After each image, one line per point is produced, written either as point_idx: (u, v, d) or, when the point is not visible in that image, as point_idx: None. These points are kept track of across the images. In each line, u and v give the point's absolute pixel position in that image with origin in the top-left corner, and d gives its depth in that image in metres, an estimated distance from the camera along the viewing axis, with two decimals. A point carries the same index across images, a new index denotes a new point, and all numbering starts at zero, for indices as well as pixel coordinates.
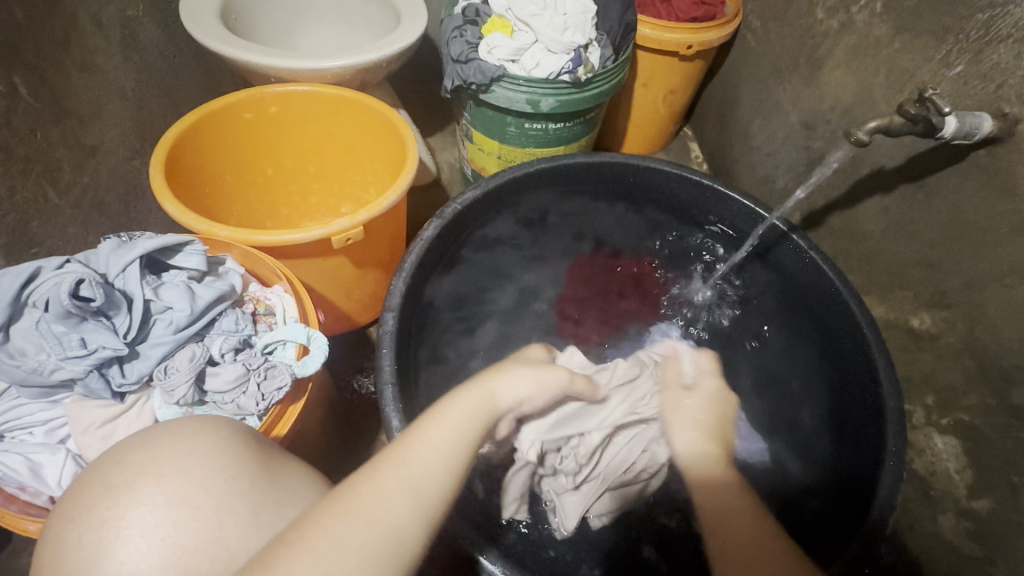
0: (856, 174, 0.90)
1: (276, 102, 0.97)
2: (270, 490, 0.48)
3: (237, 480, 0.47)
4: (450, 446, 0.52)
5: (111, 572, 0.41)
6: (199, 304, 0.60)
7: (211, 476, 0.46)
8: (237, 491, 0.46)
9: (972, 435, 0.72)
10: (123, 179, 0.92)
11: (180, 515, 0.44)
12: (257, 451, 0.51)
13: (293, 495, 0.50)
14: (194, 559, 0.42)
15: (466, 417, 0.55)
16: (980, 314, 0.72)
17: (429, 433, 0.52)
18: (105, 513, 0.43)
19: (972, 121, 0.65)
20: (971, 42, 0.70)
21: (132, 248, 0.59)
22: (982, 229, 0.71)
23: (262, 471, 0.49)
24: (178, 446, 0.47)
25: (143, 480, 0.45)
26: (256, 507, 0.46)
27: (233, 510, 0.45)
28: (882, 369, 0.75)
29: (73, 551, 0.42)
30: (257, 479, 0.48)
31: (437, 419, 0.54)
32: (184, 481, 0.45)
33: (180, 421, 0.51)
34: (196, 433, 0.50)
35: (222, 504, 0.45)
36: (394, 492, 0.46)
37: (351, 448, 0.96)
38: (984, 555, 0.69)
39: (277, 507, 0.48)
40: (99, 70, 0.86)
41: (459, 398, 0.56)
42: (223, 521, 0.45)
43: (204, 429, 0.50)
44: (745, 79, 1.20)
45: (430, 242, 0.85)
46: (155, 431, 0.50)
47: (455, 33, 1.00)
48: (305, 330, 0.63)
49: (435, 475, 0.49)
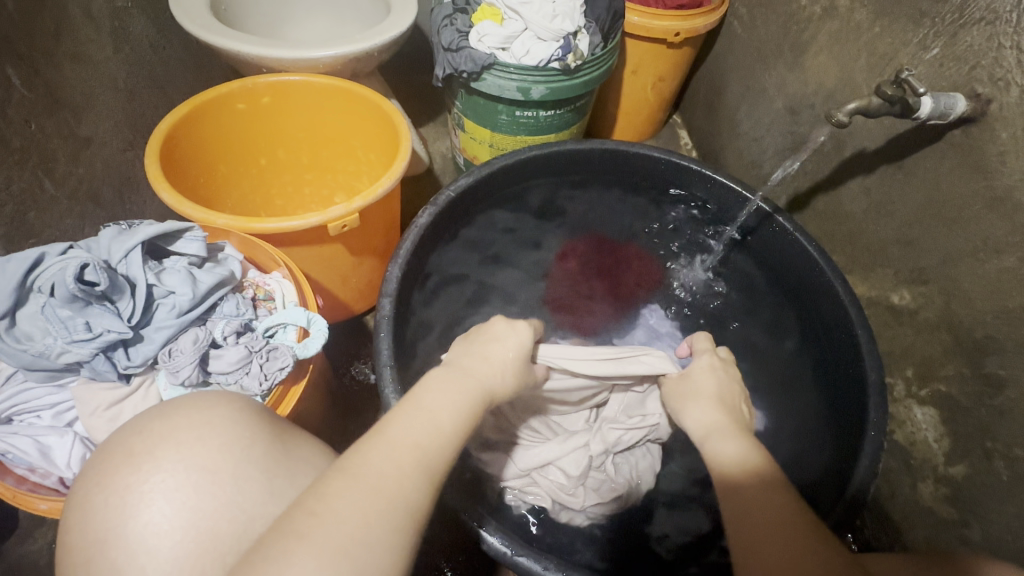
0: (838, 157, 0.93)
1: (268, 92, 0.98)
2: (282, 457, 0.53)
3: (251, 448, 0.51)
4: (448, 419, 0.54)
5: (135, 532, 0.45)
6: (201, 288, 0.61)
7: (228, 444, 0.51)
8: (251, 459, 0.51)
9: (949, 405, 0.75)
10: (118, 170, 0.93)
11: (198, 480, 0.48)
12: (267, 425, 0.56)
13: (305, 466, 0.54)
14: (212, 520, 0.46)
15: (459, 392, 0.57)
16: (956, 287, 0.74)
17: (429, 403, 0.55)
18: (129, 478, 0.48)
19: (946, 102, 0.67)
20: (946, 25, 0.73)
21: (133, 234, 0.60)
22: (957, 207, 0.74)
23: (274, 442, 0.54)
24: (195, 418, 0.52)
25: (164, 449, 0.50)
26: (270, 473, 0.51)
27: (249, 477, 0.50)
28: (865, 343, 0.78)
29: (101, 513, 0.47)
30: (269, 448, 0.53)
31: (427, 392, 0.56)
32: (202, 449, 0.50)
33: (199, 395, 0.55)
34: (211, 407, 0.54)
35: (238, 470, 0.50)
36: (404, 457, 0.49)
37: (351, 432, 0.98)
38: (960, 518, 0.73)
39: (288, 474, 0.52)
40: (90, 61, 0.86)
41: (449, 377, 0.59)
42: (238, 485, 0.49)
43: (219, 403, 0.55)
44: (732, 65, 1.22)
45: (425, 228, 0.87)
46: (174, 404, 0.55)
47: (445, 22, 1.02)
48: (305, 313, 0.65)
49: (436, 437, 0.52)
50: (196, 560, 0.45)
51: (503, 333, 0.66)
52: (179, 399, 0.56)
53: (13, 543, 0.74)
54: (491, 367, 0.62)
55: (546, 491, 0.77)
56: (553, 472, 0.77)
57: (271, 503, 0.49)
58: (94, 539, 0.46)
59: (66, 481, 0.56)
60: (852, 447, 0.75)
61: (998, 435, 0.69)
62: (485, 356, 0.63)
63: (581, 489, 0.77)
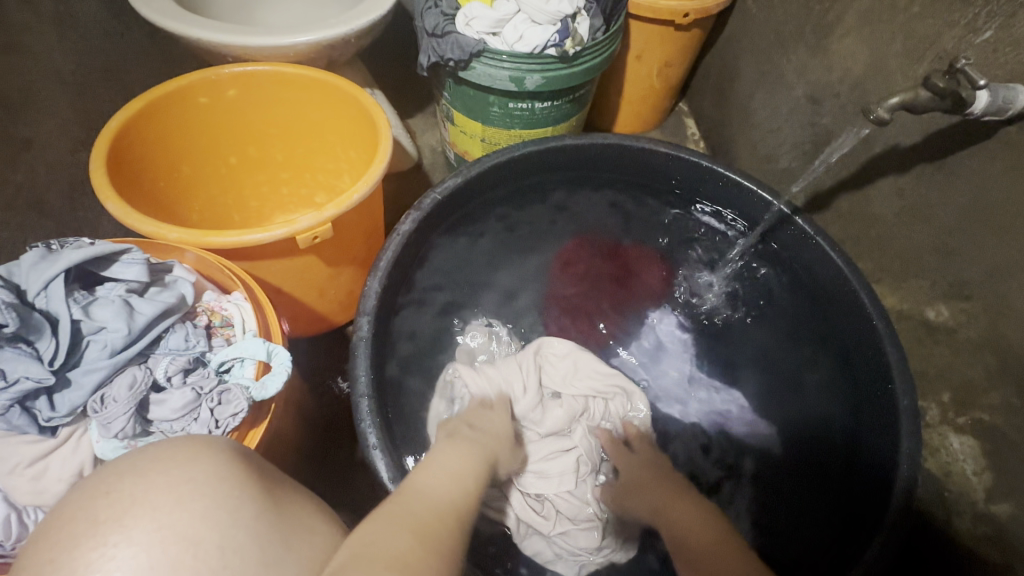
0: (867, 153, 0.83)
1: (233, 84, 0.88)
2: (277, 521, 0.45)
3: (238, 512, 0.43)
4: (459, 473, 0.56)
5: None
6: (139, 321, 0.52)
7: (214, 507, 0.43)
8: (242, 524, 0.43)
9: (993, 436, 0.67)
10: (68, 174, 0.84)
11: (177, 554, 0.40)
12: (256, 479, 0.48)
13: (299, 529, 0.46)
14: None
15: (466, 451, 0.61)
16: (1004, 306, 0.66)
17: (438, 464, 0.57)
18: (90, 553, 0.39)
19: (1005, 95, 0.58)
20: (1003, 4, 0.63)
21: (54, 262, 0.51)
22: (1008, 214, 0.65)
23: (266, 502, 0.46)
24: (174, 475, 0.44)
25: (135, 515, 0.41)
26: (264, 540, 0.43)
27: (238, 547, 0.42)
28: (896, 365, 0.70)
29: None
30: (263, 509, 0.45)
31: (436, 457, 0.58)
32: (183, 514, 0.42)
33: (158, 444, 0.47)
34: (191, 460, 0.46)
35: (225, 539, 0.42)
36: (432, 505, 0.49)
37: (331, 456, 0.90)
38: (1002, 561, 0.65)
39: (283, 539, 0.44)
40: (28, 51, 0.76)
41: (454, 444, 0.62)
42: (224, 558, 0.41)
43: (201, 453, 0.46)
44: (746, 49, 1.12)
45: (408, 236, 0.78)
46: (143, 455, 0.46)
47: (429, 4, 0.92)
48: (265, 344, 0.57)
49: (454, 489, 0.53)
50: None
51: (485, 412, 0.73)
52: (131, 454, 0.47)
53: None
54: (490, 430, 0.70)
55: (516, 506, 0.74)
56: (537, 485, 0.76)
57: None
58: None
59: None
60: (880, 483, 0.68)
61: None
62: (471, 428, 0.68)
63: (552, 510, 0.74)
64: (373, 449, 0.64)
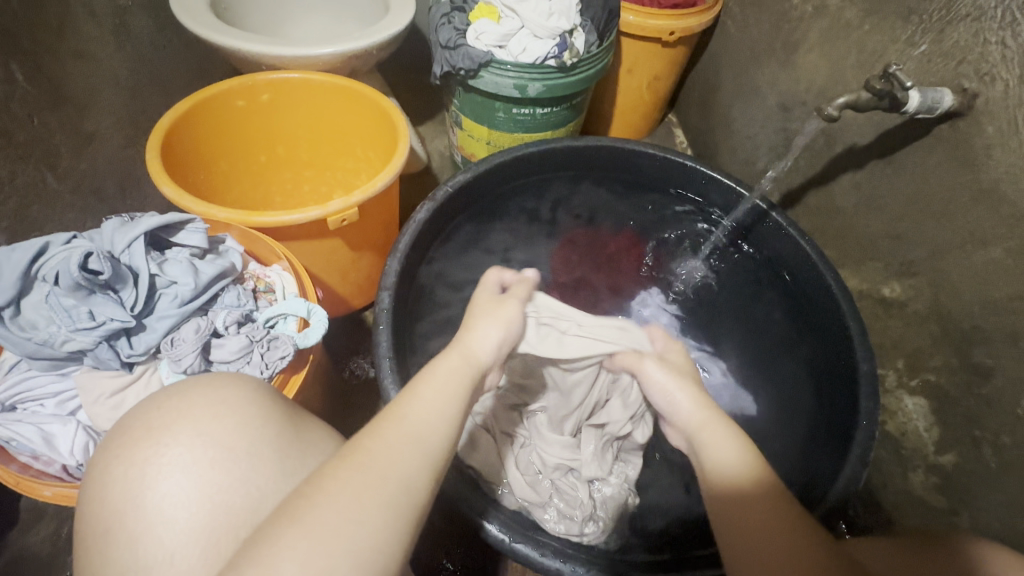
0: (830, 153, 0.94)
1: (267, 89, 0.99)
2: (295, 440, 0.52)
3: (266, 427, 0.50)
4: (448, 398, 0.53)
5: (154, 504, 0.45)
6: (203, 278, 0.62)
7: (245, 422, 0.50)
8: (266, 438, 0.50)
9: (938, 395, 0.77)
10: (120, 167, 0.94)
11: (216, 456, 0.47)
12: (280, 407, 0.54)
13: (315, 448, 0.53)
14: (227, 495, 0.46)
15: (454, 372, 0.55)
16: (944, 279, 0.76)
17: (428, 393, 0.53)
18: (147, 451, 0.47)
19: (934, 96, 0.69)
20: (934, 22, 0.74)
21: (135, 226, 0.62)
22: (944, 200, 0.75)
23: (286, 424, 0.53)
24: (208, 394, 0.51)
25: (180, 423, 0.48)
26: (283, 453, 0.50)
27: (264, 455, 0.49)
28: (857, 336, 0.79)
29: (119, 484, 0.46)
30: (282, 428, 0.52)
31: (424, 383, 0.54)
32: (218, 425, 0.49)
33: (206, 373, 0.54)
34: (220, 388, 0.53)
35: (254, 447, 0.49)
36: (400, 445, 0.47)
37: (350, 426, 0.98)
38: (949, 506, 0.74)
39: (301, 454, 0.51)
40: (93, 58, 0.87)
41: (440, 360, 0.57)
42: (253, 462, 0.48)
43: (233, 383, 0.53)
44: (726, 64, 1.24)
45: (423, 223, 0.87)
46: (188, 382, 0.54)
47: (443, 20, 1.03)
48: (305, 304, 0.66)
49: (435, 428, 0.50)
50: (209, 534, 0.44)
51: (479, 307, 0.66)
52: (181, 381, 0.54)
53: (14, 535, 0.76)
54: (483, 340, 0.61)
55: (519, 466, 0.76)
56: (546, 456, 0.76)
57: (284, 482, 0.48)
58: (113, 510, 0.45)
59: (69, 469, 0.57)
60: (844, 437, 0.76)
61: (986, 424, 0.70)
62: (462, 350, 0.59)
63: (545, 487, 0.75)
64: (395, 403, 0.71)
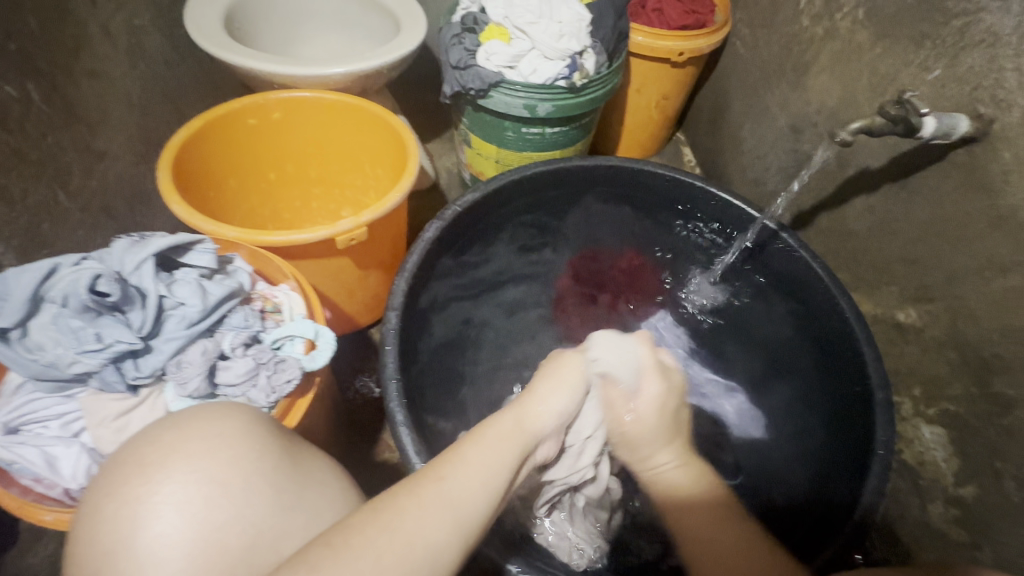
0: (842, 174, 0.93)
1: (279, 108, 1.00)
2: (292, 473, 0.51)
3: (262, 461, 0.49)
4: (491, 464, 0.52)
5: (144, 544, 0.43)
6: (210, 300, 0.62)
7: (240, 456, 0.49)
8: (262, 472, 0.49)
9: (957, 424, 0.75)
10: (130, 184, 0.94)
11: (210, 493, 0.46)
12: (279, 438, 0.53)
13: (312, 481, 0.52)
14: (222, 533, 0.44)
15: (506, 439, 0.55)
16: (962, 305, 0.74)
17: (473, 454, 0.52)
18: (139, 488, 0.46)
19: (948, 122, 0.68)
20: (947, 47, 0.74)
21: (145, 247, 0.62)
22: (960, 225, 0.74)
23: (284, 455, 0.52)
24: (207, 428, 0.50)
25: (176, 459, 0.47)
26: (280, 488, 0.49)
27: (258, 490, 0.47)
28: (871, 364, 0.77)
29: (111, 522, 0.44)
30: (280, 462, 0.51)
31: (475, 445, 0.53)
32: (214, 460, 0.48)
33: (206, 405, 0.53)
34: (217, 418, 0.52)
35: (248, 482, 0.48)
36: (434, 507, 0.46)
37: (354, 446, 0.97)
38: (970, 540, 0.72)
39: (298, 489, 0.50)
40: (106, 77, 0.88)
41: (497, 422, 0.57)
42: (248, 498, 0.47)
43: (229, 415, 0.52)
44: (735, 84, 1.24)
45: (431, 243, 0.87)
46: (185, 414, 0.53)
47: (454, 40, 1.04)
48: (313, 326, 0.65)
49: (474, 491, 0.49)
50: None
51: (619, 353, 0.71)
52: (188, 409, 0.54)
53: (13, 556, 0.75)
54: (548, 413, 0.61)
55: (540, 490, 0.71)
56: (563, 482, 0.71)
57: (280, 517, 0.47)
58: (102, 550, 0.44)
59: (70, 493, 0.57)
60: (859, 465, 0.74)
61: (1007, 455, 0.68)
62: (517, 413, 0.59)
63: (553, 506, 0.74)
64: (401, 427, 0.69)
